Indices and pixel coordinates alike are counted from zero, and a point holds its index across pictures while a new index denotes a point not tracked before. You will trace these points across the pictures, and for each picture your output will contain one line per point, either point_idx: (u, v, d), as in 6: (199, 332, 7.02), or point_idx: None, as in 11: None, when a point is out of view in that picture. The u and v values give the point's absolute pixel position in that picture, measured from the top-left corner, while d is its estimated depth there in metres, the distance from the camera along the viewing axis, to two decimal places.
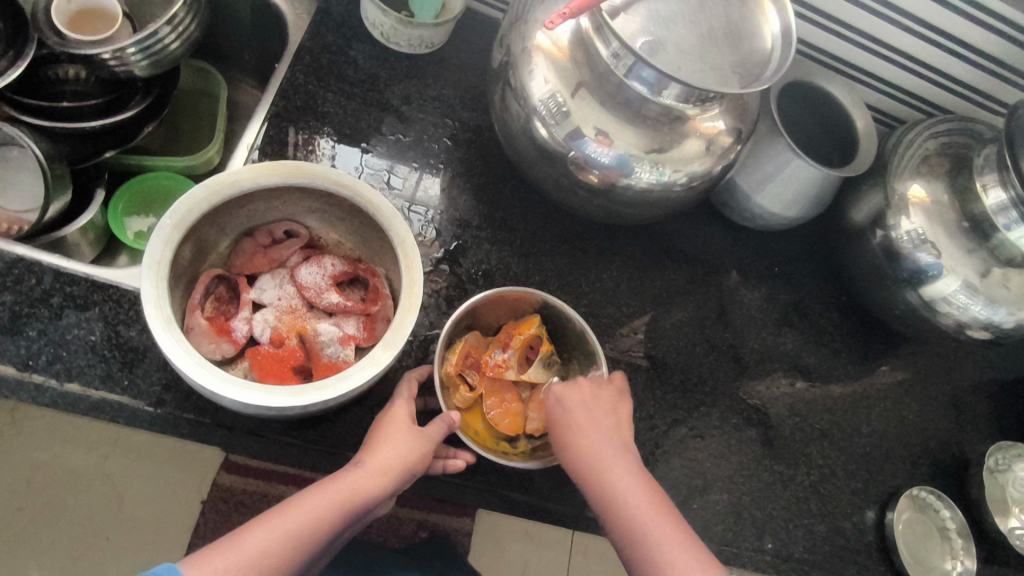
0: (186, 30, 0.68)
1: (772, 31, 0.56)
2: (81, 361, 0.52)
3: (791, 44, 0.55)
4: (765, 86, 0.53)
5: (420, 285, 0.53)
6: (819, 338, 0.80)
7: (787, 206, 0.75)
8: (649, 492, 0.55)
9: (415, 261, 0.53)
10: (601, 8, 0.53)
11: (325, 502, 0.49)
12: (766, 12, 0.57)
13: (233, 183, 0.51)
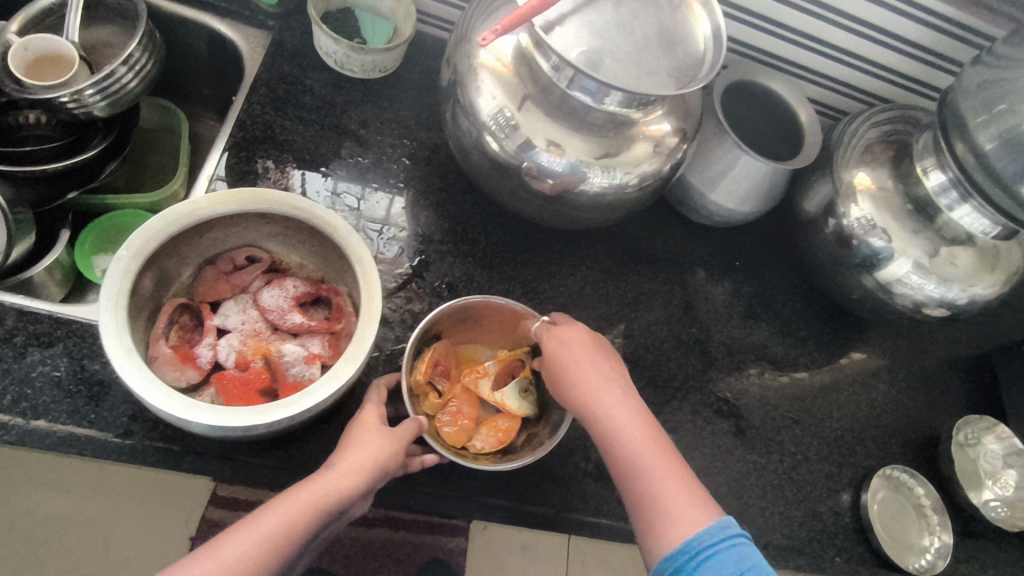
0: (142, 68, 0.69)
1: (703, 31, 0.59)
2: (46, 398, 0.52)
3: (723, 44, 0.57)
4: (699, 86, 0.55)
5: (379, 300, 0.54)
6: (784, 328, 0.82)
7: (741, 201, 0.77)
8: (645, 431, 0.55)
9: (373, 277, 0.54)
10: (534, 23, 0.54)
11: (298, 505, 0.49)
12: (697, 16, 0.59)
13: (190, 213, 0.52)
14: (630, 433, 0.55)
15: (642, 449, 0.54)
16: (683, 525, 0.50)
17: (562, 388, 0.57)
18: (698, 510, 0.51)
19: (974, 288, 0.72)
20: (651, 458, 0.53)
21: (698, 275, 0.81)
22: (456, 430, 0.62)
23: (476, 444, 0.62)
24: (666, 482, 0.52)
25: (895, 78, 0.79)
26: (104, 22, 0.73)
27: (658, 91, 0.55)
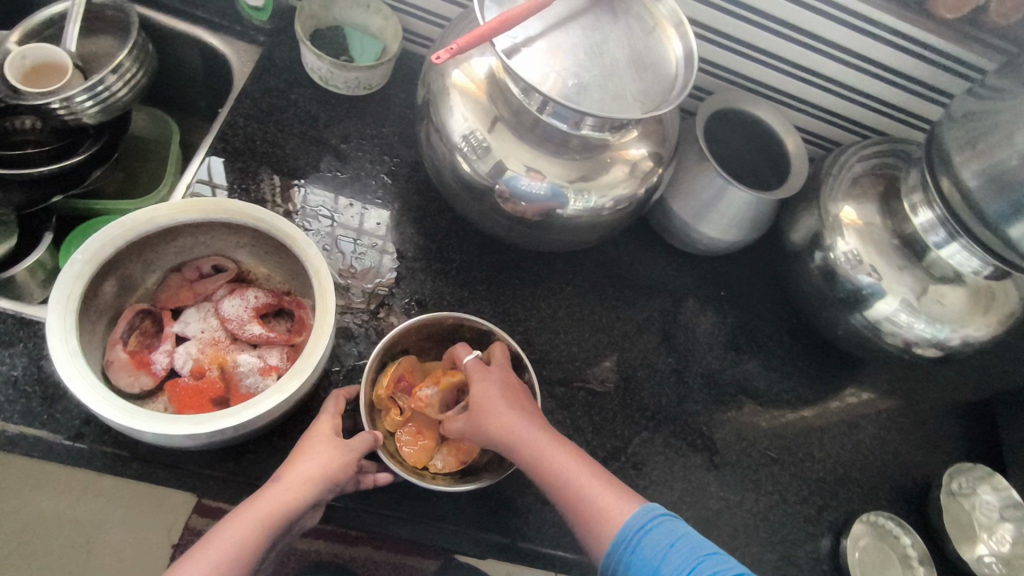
0: (133, 78, 0.71)
1: (675, 53, 0.59)
2: (1, 396, 0.53)
3: (693, 67, 0.57)
4: (666, 108, 0.55)
5: (333, 315, 0.54)
6: (770, 362, 0.79)
7: (725, 230, 0.75)
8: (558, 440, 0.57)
9: (328, 290, 0.54)
10: (497, 46, 0.54)
11: (245, 524, 0.49)
12: (668, 43, 0.59)
13: (150, 220, 0.53)
14: (548, 448, 0.56)
15: (562, 459, 0.55)
16: (612, 519, 0.52)
17: (479, 421, 0.57)
18: (622, 501, 0.53)
19: (966, 330, 0.69)
20: (571, 466, 0.55)
21: (680, 303, 0.80)
22: (416, 449, 0.60)
23: (436, 464, 0.60)
24: (588, 483, 0.54)
25: (886, 110, 0.78)
26: (102, 34, 0.76)
27: (624, 113, 0.55)
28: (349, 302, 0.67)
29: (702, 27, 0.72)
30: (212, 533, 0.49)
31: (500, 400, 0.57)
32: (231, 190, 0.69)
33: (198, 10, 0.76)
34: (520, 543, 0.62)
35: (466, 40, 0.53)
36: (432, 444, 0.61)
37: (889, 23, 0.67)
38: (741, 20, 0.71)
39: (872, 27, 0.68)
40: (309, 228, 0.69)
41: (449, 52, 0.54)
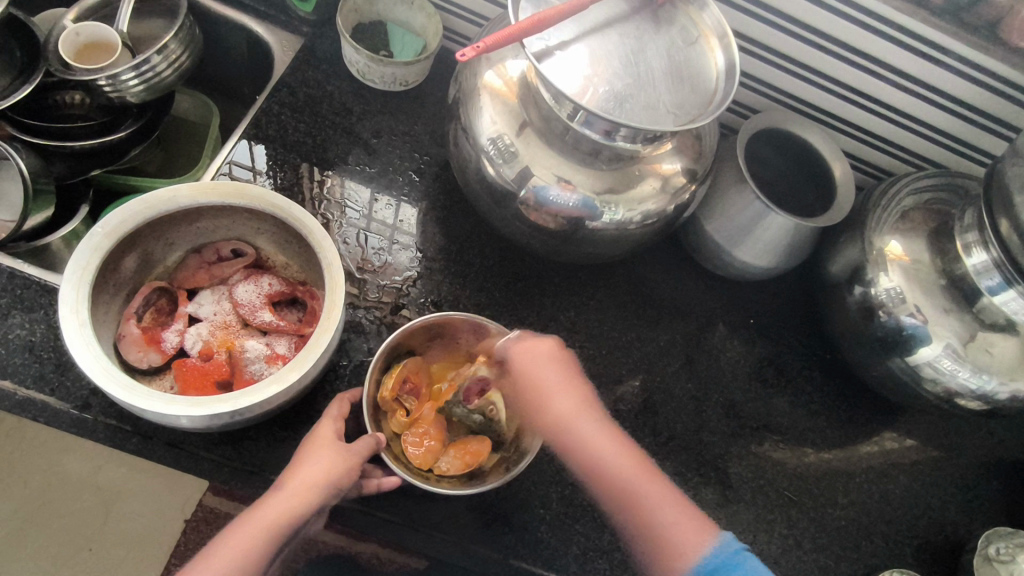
0: (178, 60, 0.73)
1: (718, 64, 0.56)
2: (16, 360, 0.54)
3: (734, 82, 0.54)
4: (698, 124, 0.52)
5: (341, 309, 0.53)
6: (798, 399, 0.75)
7: (760, 256, 0.72)
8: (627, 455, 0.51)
9: (339, 283, 0.54)
10: (528, 47, 0.53)
11: (250, 532, 0.48)
12: (710, 56, 0.57)
13: (172, 199, 0.53)
14: (618, 456, 0.51)
15: (634, 475, 0.51)
16: (680, 548, 0.48)
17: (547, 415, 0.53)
18: (697, 532, 0.48)
19: (1016, 383, 0.63)
20: (643, 484, 0.50)
21: (705, 327, 0.76)
22: (422, 451, 0.58)
23: (441, 467, 0.57)
24: (655, 503, 0.49)
25: (944, 141, 0.73)
26: (154, 17, 0.78)
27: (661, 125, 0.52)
28: (363, 297, 0.66)
29: (751, 43, 0.69)
30: (218, 540, 0.48)
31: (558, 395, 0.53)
32: (260, 176, 0.70)
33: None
34: (512, 561, 0.60)
35: (494, 39, 0.51)
36: (438, 445, 0.58)
37: (956, 48, 0.62)
38: (793, 37, 0.67)
39: (936, 52, 0.64)
40: (331, 220, 0.69)
41: (474, 49, 0.52)
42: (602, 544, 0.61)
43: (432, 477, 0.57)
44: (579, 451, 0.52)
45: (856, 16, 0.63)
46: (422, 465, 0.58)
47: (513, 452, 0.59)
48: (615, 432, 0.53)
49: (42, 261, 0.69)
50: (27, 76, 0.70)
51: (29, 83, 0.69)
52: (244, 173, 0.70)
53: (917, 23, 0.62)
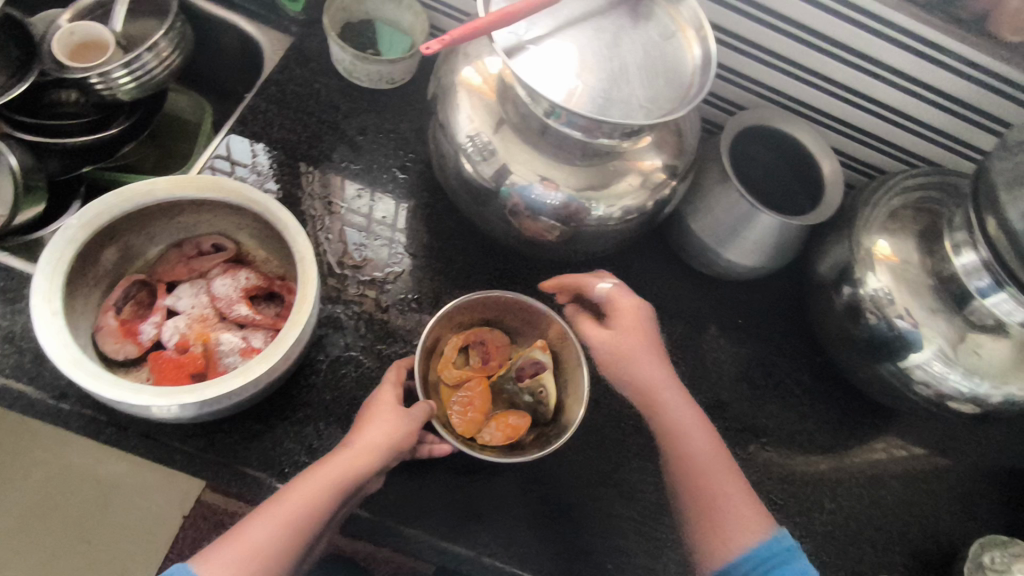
0: (169, 59, 0.74)
1: (695, 58, 0.56)
2: None
3: (708, 79, 0.53)
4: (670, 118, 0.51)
5: (313, 301, 0.53)
6: (786, 401, 0.73)
7: (746, 255, 0.71)
8: (707, 433, 0.59)
9: (312, 277, 0.54)
10: (498, 44, 0.53)
11: (316, 488, 0.49)
12: (686, 54, 0.56)
13: (148, 193, 0.54)
14: (686, 417, 0.59)
15: (689, 425, 0.58)
16: (731, 530, 0.54)
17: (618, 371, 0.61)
18: (747, 531, 0.54)
19: (1009, 387, 0.61)
20: (710, 456, 0.57)
21: (692, 328, 0.75)
22: (465, 420, 0.61)
23: (484, 436, 0.60)
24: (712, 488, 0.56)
25: (937, 138, 0.71)
26: (147, 17, 0.79)
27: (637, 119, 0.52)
28: (343, 292, 0.66)
29: (736, 40, 0.69)
30: (282, 492, 0.50)
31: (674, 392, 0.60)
32: (244, 172, 0.70)
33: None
34: (487, 559, 0.59)
35: (462, 33, 0.51)
36: (480, 417, 0.61)
37: (947, 44, 0.61)
38: (779, 33, 0.66)
39: (927, 47, 0.62)
40: (315, 217, 0.70)
41: (440, 42, 0.52)
42: (578, 544, 0.61)
43: (471, 445, 0.59)
44: (673, 417, 0.59)
45: (843, 12, 0.62)
46: (468, 428, 0.60)
47: (551, 429, 0.62)
48: (693, 406, 0.60)
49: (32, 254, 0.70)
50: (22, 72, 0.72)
51: (24, 80, 0.70)
52: (229, 167, 0.70)
53: (905, 18, 0.60)
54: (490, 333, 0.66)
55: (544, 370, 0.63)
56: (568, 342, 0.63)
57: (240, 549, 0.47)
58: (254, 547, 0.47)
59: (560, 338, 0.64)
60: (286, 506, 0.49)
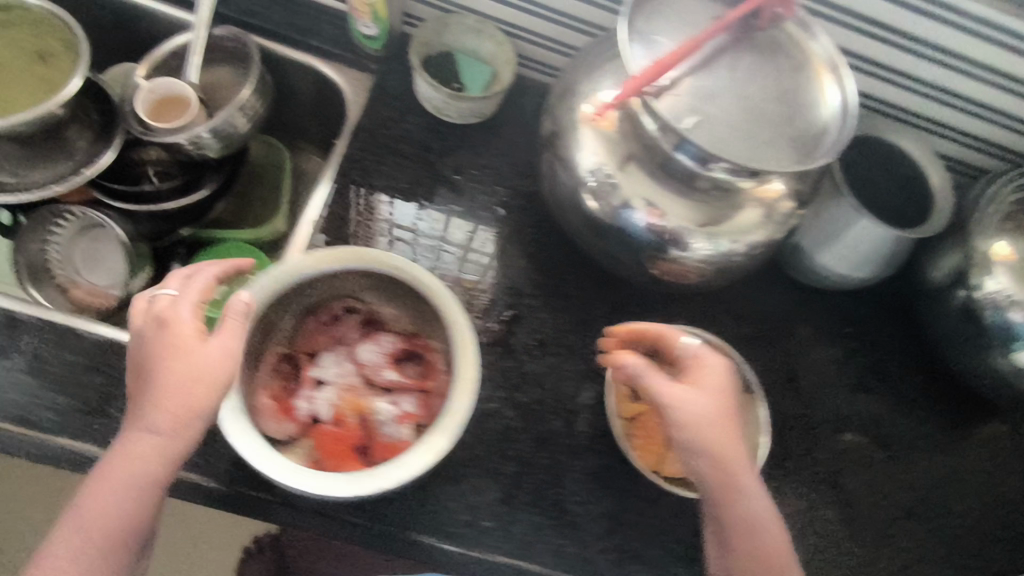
0: (254, 111, 0.71)
1: (834, 94, 0.55)
2: None
3: (852, 122, 0.53)
4: (819, 164, 0.51)
5: (475, 365, 0.55)
6: (899, 406, 0.76)
7: (856, 265, 0.73)
8: (779, 530, 0.59)
9: (469, 341, 0.55)
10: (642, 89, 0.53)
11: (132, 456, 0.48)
12: (825, 88, 0.55)
13: (297, 271, 0.55)
14: (760, 511, 0.59)
15: (764, 517, 0.59)
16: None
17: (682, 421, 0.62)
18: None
19: None
20: (783, 546, 0.58)
21: (801, 339, 0.77)
22: (649, 451, 0.65)
23: (668, 468, 0.64)
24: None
25: None
26: (221, 65, 0.77)
27: (764, 163, 0.52)
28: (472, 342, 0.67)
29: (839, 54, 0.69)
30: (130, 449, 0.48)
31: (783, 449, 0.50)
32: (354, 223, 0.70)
33: (311, 38, 0.76)
34: None
35: (621, 91, 0.52)
36: (661, 450, 0.65)
37: None
38: (886, 44, 0.67)
39: None
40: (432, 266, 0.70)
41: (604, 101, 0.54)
42: None
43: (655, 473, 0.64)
44: (717, 491, 0.59)
45: (957, 24, 0.63)
46: (652, 458, 0.65)
47: None
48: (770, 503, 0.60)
49: None
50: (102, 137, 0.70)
51: (108, 146, 0.68)
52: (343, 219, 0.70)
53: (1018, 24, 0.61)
54: (660, 364, 0.69)
55: (715, 402, 0.67)
56: (733, 367, 0.67)
57: (129, 436, 0.48)
58: (136, 443, 0.48)
59: (724, 365, 0.68)
60: (204, 400, 0.48)
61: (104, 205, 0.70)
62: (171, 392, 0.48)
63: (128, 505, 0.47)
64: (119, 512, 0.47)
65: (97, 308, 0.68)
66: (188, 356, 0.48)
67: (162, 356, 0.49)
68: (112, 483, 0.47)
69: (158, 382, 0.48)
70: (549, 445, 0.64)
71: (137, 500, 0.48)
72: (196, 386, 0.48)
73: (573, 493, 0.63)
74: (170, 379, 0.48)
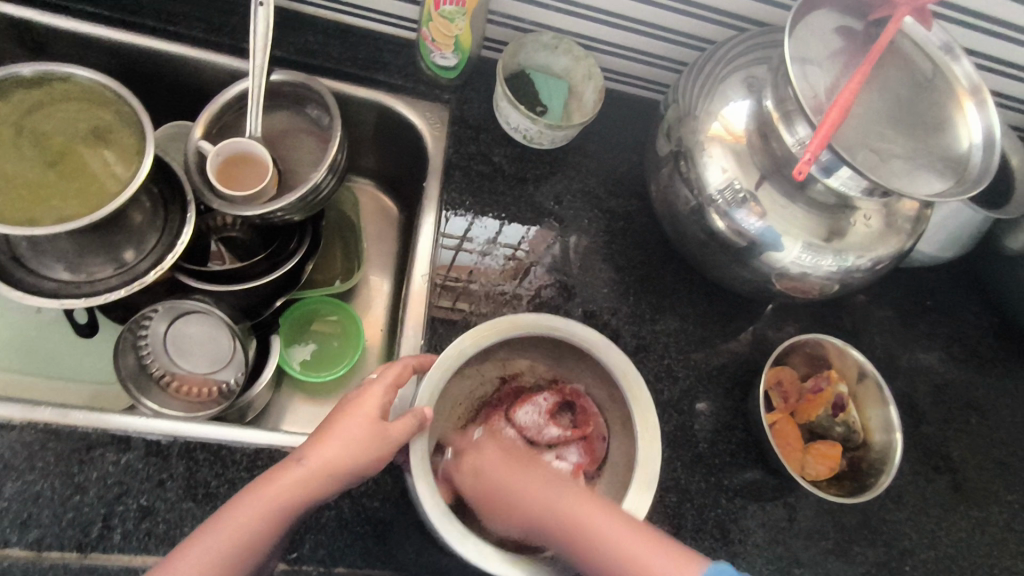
0: (337, 163, 0.66)
1: (975, 121, 0.55)
2: (339, 542, 0.55)
3: (997, 150, 0.53)
4: (968, 195, 0.52)
5: (652, 418, 0.56)
6: (982, 368, 0.81)
7: (943, 248, 0.76)
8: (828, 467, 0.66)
9: (640, 390, 0.56)
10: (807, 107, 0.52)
11: (270, 493, 0.46)
12: (966, 112, 0.55)
13: (460, 354, 0.55)
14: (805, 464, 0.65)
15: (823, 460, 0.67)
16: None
17: (784, 378, 0.71)
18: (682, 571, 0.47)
19: None
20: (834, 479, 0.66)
21: (889, 320, 0.81)
22: (790, 456, 0.68)
23: (810, 472, 0.68)
24: (641, 550, 0.48)
25: None
26: (282, 110, 0.71)
27: (904, 188, 0.52)
28: None
29: None
30: (263, 484, 0.47)
31: (525, 481, 0.53)
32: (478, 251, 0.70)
33: (380, 73, 0.73)
34: None
35: (814, 145, 0.52)
36: (801, 455, 0.68)
37: None
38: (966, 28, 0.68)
39: None
40: (556, 306, 0.70)
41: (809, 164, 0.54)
42: (876, 556, 0.69)
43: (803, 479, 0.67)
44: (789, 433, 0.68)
45: None
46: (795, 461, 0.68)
47: (861, 452, 0.70)
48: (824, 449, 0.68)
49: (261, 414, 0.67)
50: (166, 210, 0.64)
51: (184, 224, 0.63)
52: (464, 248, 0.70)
53: None
54: (787, 371, 0.71)
55: (848, 405, 0.70)
56: (848, 358, 0.71)
57: (265, 483, 0.47)
58: (274, 488, 0.46)
59: (840, 358, 0.71)
60: (370, 467, 0.49)
61: (196, 292, 0.65)
62: (327, 455, 0.48)
63: (242, 552, 0.45)
64: (220, 546, 0.44)
65: (208, 399, 0.65)
66: (370, 431, 0.49)
67: (343, 421, 0.49)
68: (228, 526, 0.45)
69: (322, 442, 0.48)
70: (700, 466, 0.68)
71: (252, 548, 0.45)
72: (361, 451, 0.48)
73: (729, 512, 0.67)
74: (335, 439, 0.48)
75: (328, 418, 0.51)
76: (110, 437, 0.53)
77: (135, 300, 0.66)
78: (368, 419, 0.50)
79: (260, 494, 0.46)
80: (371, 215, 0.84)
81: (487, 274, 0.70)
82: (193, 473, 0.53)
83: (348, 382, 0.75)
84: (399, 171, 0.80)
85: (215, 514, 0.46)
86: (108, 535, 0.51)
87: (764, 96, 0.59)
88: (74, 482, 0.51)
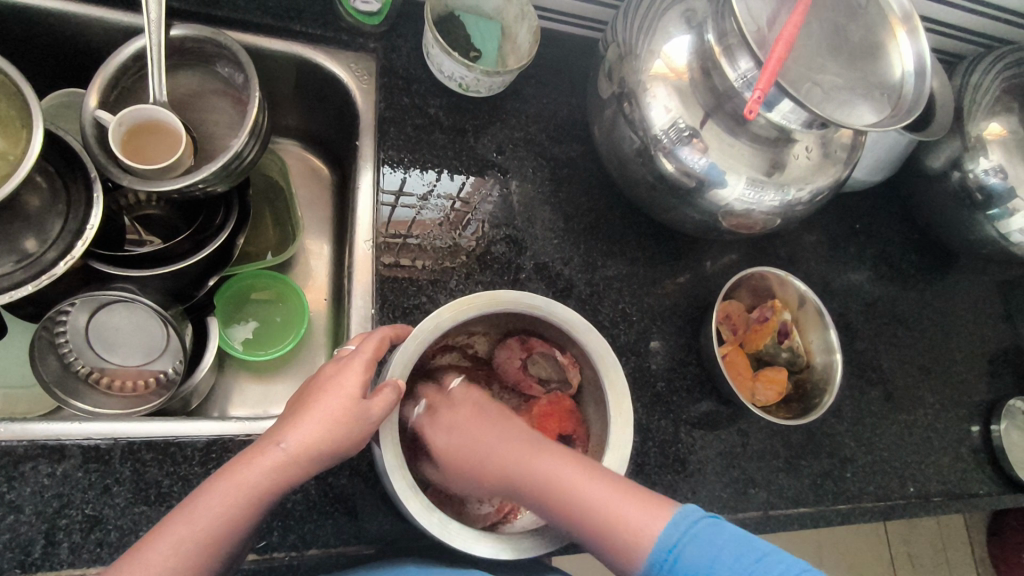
0: (258, 126, 0.61)
1: (906, 51, 0.57)
2: (310, 524, 0.55)
3: (929, 77, 0.56)
4: (905, 123, 0.53)
5: (627, 400, 0.54)
6: (906, 282, 0.87)
7: (872, 172, 0.79)
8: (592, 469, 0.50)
9: (618, 376, 0.55)
10: (751, 41, 0.51)
11: (249, 475, 0.43)
12: (899, 41, 0.57)
13: (437, 327, 0.52)
14: (547, 464, 0.51)
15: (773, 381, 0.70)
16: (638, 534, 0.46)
17: (731, 310, 0.73)
18: (649, 513, 0.47)
19: None
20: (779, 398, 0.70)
21: (823, 246, 0.84)
22: (743, 384, 0.71)
23: (760, 398, 0.71)
24: (612, 500, 0.47)
25: (989, 10, 0.81)
26: (189, 68, 0.64)
27: (846, 119, 0.53)
28: None
29: None
30: (239, 466, 0.44)
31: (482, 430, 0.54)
32: (426, 203, 0.68)
33: (296, 23, 0.67)
34: (771, 511, 0.70)
35: (764, 81, 0.52)
36: (752, 383, 0.71)
37: None
38: None
39: None
40: (508, 259, 0.68)
41: (759, 103, 0.53)
42: (823, 469, 0.74)
43: (754, 404, 0.70)
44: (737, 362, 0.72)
45: None
46: (748, 387, 0.71)
47: (804, 373, 0.74)
48: (769, 374, 0.72)
49: (206, 401, 0.64)
50: (66, 184, 0.57)
51: (92, 203, 0.57)
52: (401, 201, 0.67)
53: None
54: (734, 304, 0.73)
55: (793, 331, 0.73)
56: (790, 287, 0.73)
57: (241, 465, 0.44)
58: (250, 472, 0.44)
59: (782, 286, 0.74)
60: (352, 444, 0.47)
61: (115, 281, 0.59)
62: (307, 435, 0.45)
63: (218, 537, 0.42)
64: (199, 530, 0.41)
65: (146, 391, 0.62)
66: (349, 410, 0.46)
67: (322, 399, 0.47)
68: (201, 514, 0.42)
69: (301, 422, 0.46)
70: (659, 405, 0.70)
71: (229, 534, 0.42)
72: (339, 432, 0.46)
73: (688, 445, 0.69)
74: (313, 418, 0.46)
75: (305, 395, 0.48)
76: (41, 448, 0.50)
77: (45, 294, 0.60)
78: (349, 398, 0.47)
79: (237, 473, 0.43)
80: (302, 178, 0.78)
81: (434, 226, 0.67)
82: (141, 474, 0.51)
83: (292, 358, 0.72)
84: (329, 131, 0.75)
85: (186, 502, 0.43)
86: (55, 552, 0.48)
87: (705, 29, 0.57)
88: (6, 501, 0.48)
